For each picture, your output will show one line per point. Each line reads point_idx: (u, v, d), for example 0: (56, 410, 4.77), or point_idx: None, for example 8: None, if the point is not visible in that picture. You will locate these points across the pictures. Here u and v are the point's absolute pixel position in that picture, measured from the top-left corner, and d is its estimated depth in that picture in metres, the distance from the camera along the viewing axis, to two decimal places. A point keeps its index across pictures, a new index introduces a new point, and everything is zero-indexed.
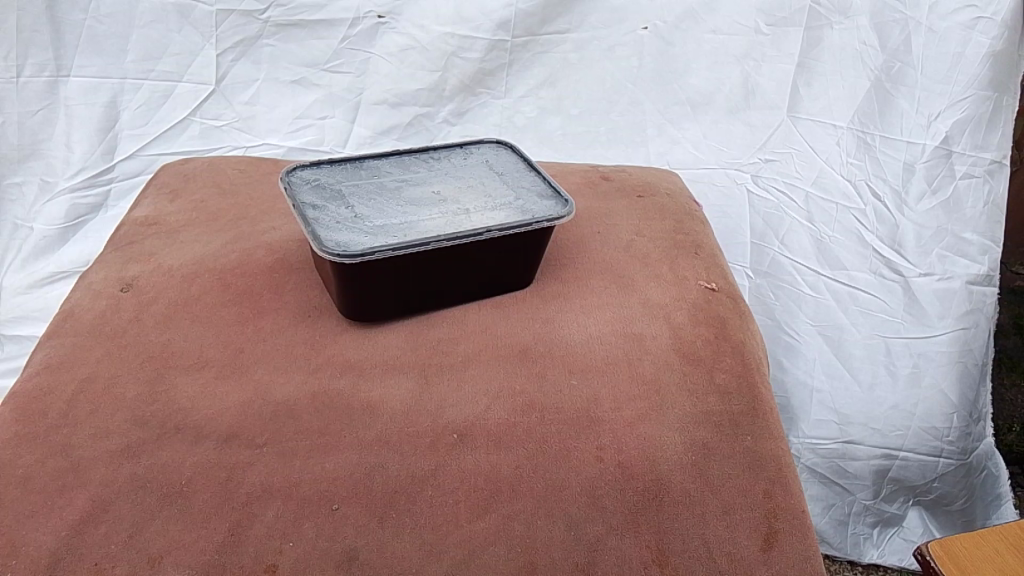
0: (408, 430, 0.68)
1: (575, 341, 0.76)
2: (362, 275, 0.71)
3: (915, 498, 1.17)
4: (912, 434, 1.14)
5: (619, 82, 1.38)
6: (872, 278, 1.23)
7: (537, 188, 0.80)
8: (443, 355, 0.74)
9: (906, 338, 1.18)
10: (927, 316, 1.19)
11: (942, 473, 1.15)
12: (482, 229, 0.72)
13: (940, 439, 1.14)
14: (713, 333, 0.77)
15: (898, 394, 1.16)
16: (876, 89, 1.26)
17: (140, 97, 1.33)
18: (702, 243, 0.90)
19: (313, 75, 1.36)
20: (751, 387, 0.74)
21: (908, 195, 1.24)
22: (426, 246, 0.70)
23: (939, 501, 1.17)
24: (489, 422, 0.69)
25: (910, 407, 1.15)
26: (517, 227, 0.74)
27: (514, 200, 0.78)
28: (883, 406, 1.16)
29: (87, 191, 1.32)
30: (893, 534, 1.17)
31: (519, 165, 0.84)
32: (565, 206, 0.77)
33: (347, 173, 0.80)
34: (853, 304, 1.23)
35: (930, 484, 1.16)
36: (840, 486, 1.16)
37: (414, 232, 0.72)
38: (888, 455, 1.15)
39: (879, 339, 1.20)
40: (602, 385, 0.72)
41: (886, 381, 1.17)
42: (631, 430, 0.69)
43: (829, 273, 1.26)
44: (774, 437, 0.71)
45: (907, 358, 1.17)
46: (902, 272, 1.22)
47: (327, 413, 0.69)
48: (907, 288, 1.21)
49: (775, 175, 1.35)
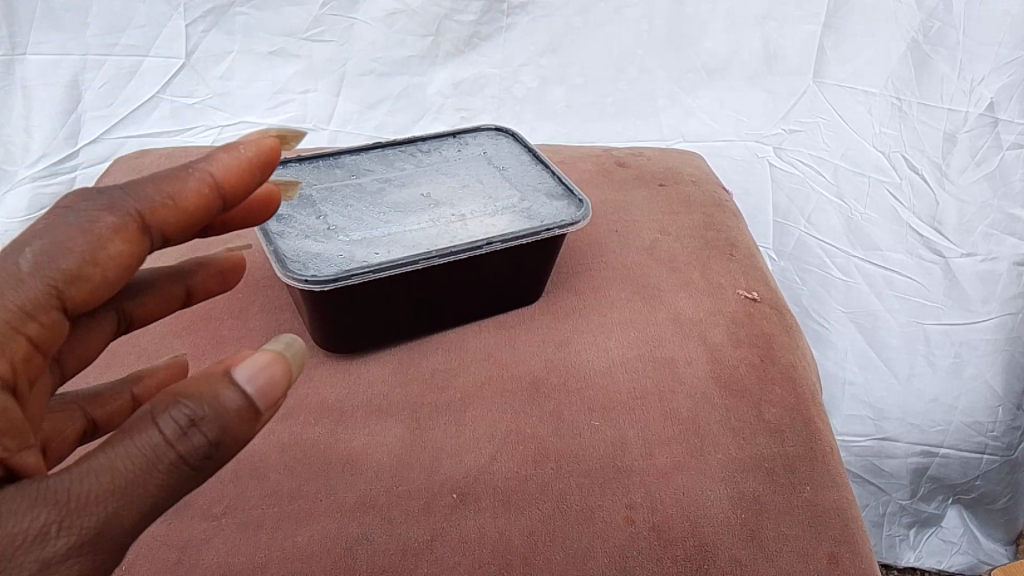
0: (398, 491, 0.56)
1: (594, 370, 0.64)
2: (337, 303, 0.59)
3: (954, 497, 1.07)
4: (953, 430, 1.04)
5: (627, 46, 1.24)
6: (908, 259, 1.11)
7: (545, 185, 0.68)
8: (437, 391, 0.63)
9: (945, 325, 1.07)
10: (970, 300, 1.07)
11: (984, 471, 1.05)
12: (482, 241, 0.60)
13: (983, 434, 1.04)
14: (758, 357, 0.65)
15: (937, 386, 1.05)
16: (913, 52, 1.14)
17: (105, 74, 1.17)
18: (737, 240, 0.77)
19: (291, 45, 1.20)
20: (807, 424, 0.61)
21: (950, 168, 1.12)
22: (414, 265, 0.58)
23: (979, 499, 1.07)
24: (495, 477, 0.57)
25: (951, 401, 1.04)
26: (522, 237, 0.61)
27: (517, 202, 0.65)
28: (922, 400, 1.05)
29: (49, 180, 1.16)
30: (931, 534, 1.09)
31: (523, 157, 0.71)
32: (580, 208, 0.64)
33: (320, 173, 0.68)
34: (886, 288, 1.11)
35: (972, 482, 1.06)
36: (873, 485, 1.07)
37: (399, 246, 0.60)
38: (927, 453, 1.04)
39: (916, 326, 1.08)
40: (630, 425, 0.60)
41: (924, 372, 1.06)
42: (666, 483, 0.57)
43: (860, 253, 1.13)
44: (838, 485, 0.59)
45: (948, 348, 1.06)
46: (942, 253, 1.10)
47: (301, 470, 0.57)
48: (948, 270, 1.09)
49: (800, 147, 1.23)
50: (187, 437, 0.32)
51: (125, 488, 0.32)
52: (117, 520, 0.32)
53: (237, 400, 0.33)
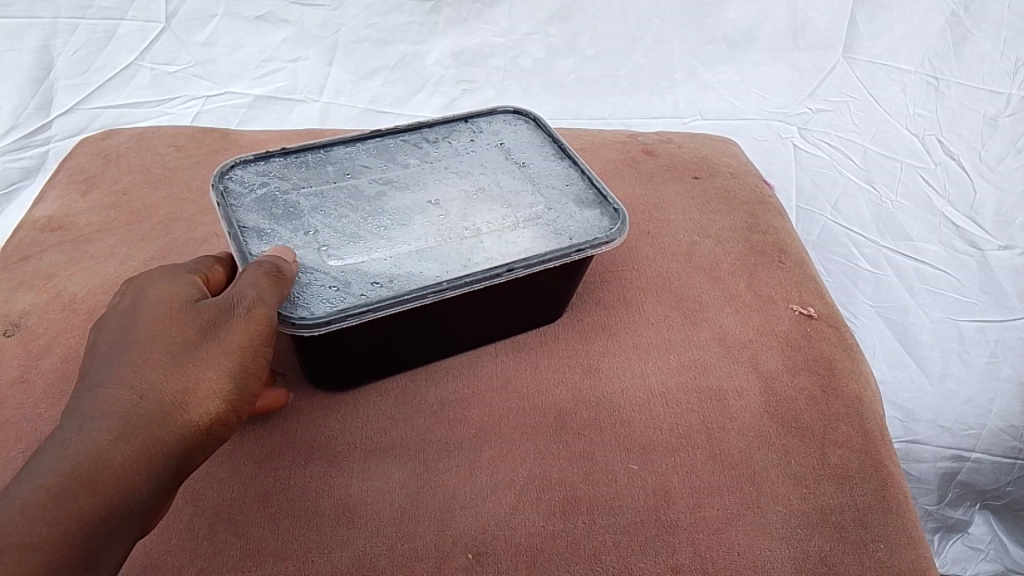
0: (402, 549, 0.48)
1: (629, 402, 0.55)
2: (330, 341, 0.50)
3: (982, 502, 0.94)
4: (986, 433, 0.91)
5: (642, 14, 1.14)
6: (942, 251, 1.02)
7: (573, 188, 0.58)
8: (449, 425, 0.54)
9: (980, 321, 0.97)
10: (1007, 295, 0.98)
11: (1018, 476, 0.91)
12: (502, 267, 0.50)
13: (1018, 438, 0.91)
14: (818, 387, 0.57)
15: (971, 386, 0.93)
16: (952, 26, 1.11)
17: (78, 40, 1.05)
18: (786, 244, 0.69)
19: (280, 8, 1.10)
20: (878, 468, 0.53)
21: (988, 155, 1.07)
22: (423, 298, 0.49)
23: (1010, 506, 0.93)
24: (516, 534, 0.49)
25: (985, 403, 0.92)
26: (550, 260, 0.52)
27: (542, 211, 0.56)
28: (955, 402, 0.92)
29: (19, 154, 1.00)
30: (955, 540, 0.94)
31: (547, 151, 0.61)
32: (616, 220, 0.55)
33: (308, 171, 0.58)
34: (919, 281, 1.00)
35: (1003, 488, 0.92)
36: None
37: (403, 272, 0.51)
38: (958, 457, 0.91)
39: (949, 323, 0.97)
40: (673, 471, 0.52)
41: (958, 372, 0.94)
42: (718, 542, 0.49)
43: (891, 244, 1.03)
44: (914, 543, 0.51)
45: (983, 347, 0.95)
46: (977, 245, 1.02)
47: (288, 522, 0.49)
48: (985, 263, 1.01)
49: (827, 127, 1.13)
50: (261, 266, 0.45)
51: (259, 283, 0.44)
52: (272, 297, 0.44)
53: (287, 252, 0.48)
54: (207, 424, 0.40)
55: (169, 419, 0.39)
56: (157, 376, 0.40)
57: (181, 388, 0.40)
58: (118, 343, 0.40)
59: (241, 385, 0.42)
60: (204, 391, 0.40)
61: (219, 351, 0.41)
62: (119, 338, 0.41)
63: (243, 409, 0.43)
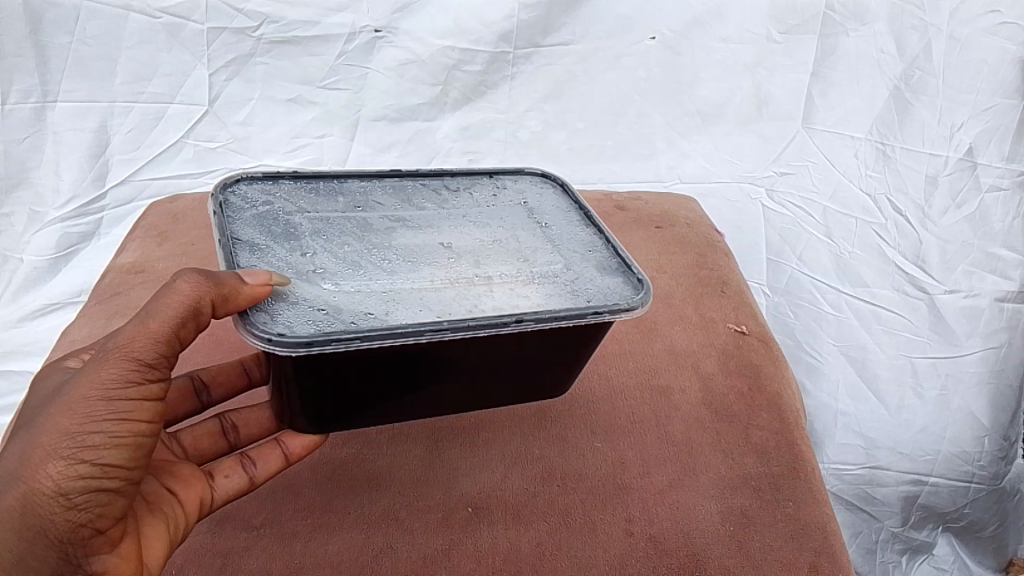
0: (418, 505, 0.62)
1: (595, 396, 0.71)
2: (326, 368, 0.51)
3: (944, 525, 1.16)
4: (941, 459, 1.16)
5: (627, 94, 1.29)
6: (895, 295, 1.21)
7: (600, 256, 0.63)
8: (454, 416, 0.70)
9: (932, 358, 1.18)
10: (956, 336, 1.18)
11: (972, 498, 1.16)
12: (511, 317, 0.52)
13: (970, 463, 1.16)
14: (746, 385, 0.72)
15: (925, 416, 1.17)
16: (894, 99, 1.20)
17: (131, 121, 1.20)
18: (728, 278, 0.85)
19: (308, 92, 1.24)
20: (791, 446, 0.68)
21: (931, 210, 1.20)
22: (422, 336, 0.50)
23: (968, 527, 1.16)
24: (507, 492, 0.64)
25: (938, 431, 1.16)
26: (565, 319, 0.54)
27: (561, 271, 0.60)
28: (911, 430, 1.17)
29: (78, 221, 1.22)
30: (922, 561, 1.15)
31: (573, 217, 0.69)
32: (639, 289, 0.59)
33: (321, 200, 0.66)
34: (875, 322, 1.22)
35: (961, 510, 1.16)
36: (865, 512, 1.16)
37: (399, 308, 0.53)
38: (918, 481, 1.16)
39: (904, 360, 1.19)
40: (628, 446, 0.67)
41: (914, 403, 1.18)
42: (662, 499, 0.63)
43: (850, 290, 1.24)
44: (817, 500, 0.65)
45: (935, 378, 1.18)
46: (927, 290, 1.20)
47: (330, 487, 0.63)
48: (933, 306, 1.20)
49: (790, 189, 1.31)
50: (139, 318, 0.49)
51: (126, 338, 0.48)
52: (136, 352, 0.48)
53: (258, 279, 0.49)
54: (57, 484, 0.45)
55: (23, 491, 0.44)
56: (22, 451, 0.45)
57: (35, 459, 0.45)
58: (25, 426, 0.47)
59: (92, 444, 0.46)
60: (47, 453, 0.45)
61: (62, 408, 0.46)
62: (34, 416, 0.48)
63: (108, 456, 0.46)
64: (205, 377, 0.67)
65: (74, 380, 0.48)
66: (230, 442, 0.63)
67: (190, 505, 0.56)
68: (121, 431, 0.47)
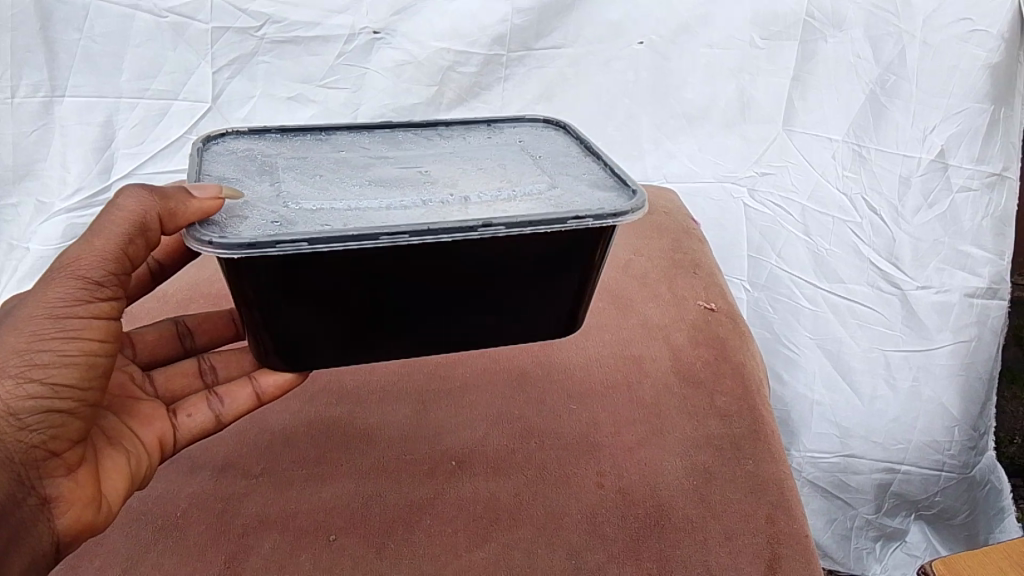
0: (406, 458, 0.68)
1: (571, 365, 0.77)
2: (299, 280, 0.53)
3: (916, 512, 1.29)
4: (912, 450, 1.24)
5: (615, 96, 1.32)
6: (870, 291, 1.24)
7: (599, 177, 0.64)
8: (440, 379, 0.76)
9: (904, 351, 1.22)
10: (927, 330, 1.21)
11: (943, 486, 1.26)
12: (478, 222, 0.52)
13: (940, 453, 1.23)
14: (711, 355, 0.78)
15: (897, 407, 1.23)
16: (870, 102, 1.19)
17: (136, 116, 1.24)
18: (701, 260, 0.91)
19: (308, 91, 1.27)
20: (752, 409, 0.73)
21: (904, 208, 1.20)
22: (378, 241, 0.51)
23: (940, 514, 1.28)
24: (488, 448, 0.69)
25: (910, 421, 1.23)
26: (542, 224, 0.53)
27: (548, 191, 0.61)
28: (884, 419, 1.24)
29: (83, 212, 1.26)
30: (895, 547, 1.31)
31: (575, 150, 0.70)
32: (634, 196, 0.59)
33: (306, 146, 0.70)
34: (850, 317, 1.25)
35: (932, 498, 1.27)
36: (841, 499, 1.30)
37: (361, 220, 0.55)
38: (890, 470, 1.26)
39: (878, 353, 1.24)
40: (601, 409, 0.72)
41: (886, 395, 1.24)
42: (631, 456, 0.68)
43: (826, 286, 1.27)
44: (775, 460, 0.70)
45: (907, 371, 1.22)
46: (899, 286, 1.22)
47: (323, 442, 0.69)
48: (906, 301, 1.22)
49: (771, 189, 1.32)
50: (83, 244, 0.54)
51: (71, 263, 0.53)
52: (82, 275, 0.53)
53: (207, 194, 0.53)
54: (8, 405, 0.50)
55: None
56: None
57: None
58: None
59: (41, 363, 0.51)
60: None
61: (11, 332, 0.51)
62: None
63: (57, 375, 0.52)
64: (190, 324, 0.73)
65: (25, 305, 0.53)
66: (207, 383, 0.68)
67: (150, 442, 0.62)
68: (70, 349, 0.52)
